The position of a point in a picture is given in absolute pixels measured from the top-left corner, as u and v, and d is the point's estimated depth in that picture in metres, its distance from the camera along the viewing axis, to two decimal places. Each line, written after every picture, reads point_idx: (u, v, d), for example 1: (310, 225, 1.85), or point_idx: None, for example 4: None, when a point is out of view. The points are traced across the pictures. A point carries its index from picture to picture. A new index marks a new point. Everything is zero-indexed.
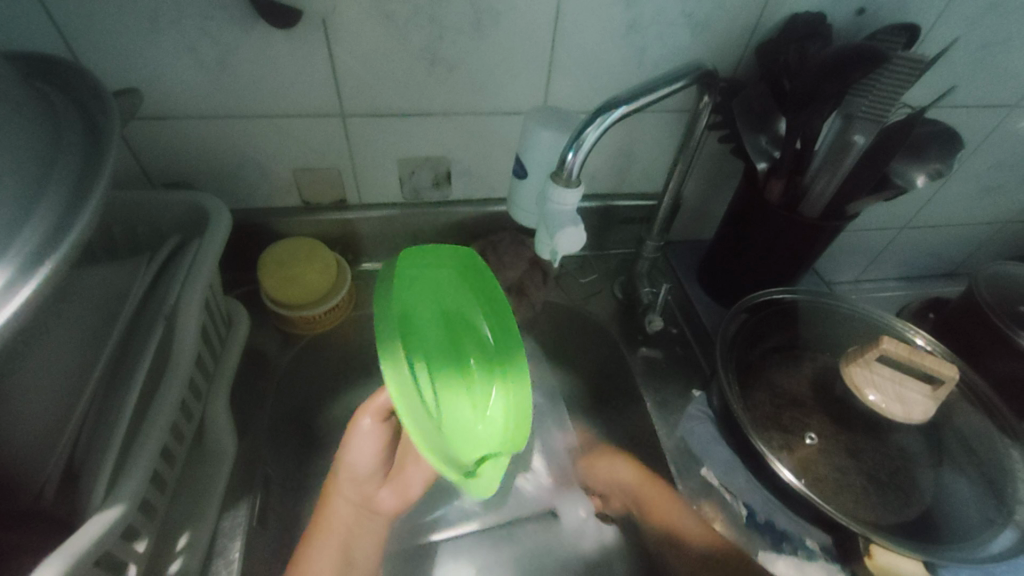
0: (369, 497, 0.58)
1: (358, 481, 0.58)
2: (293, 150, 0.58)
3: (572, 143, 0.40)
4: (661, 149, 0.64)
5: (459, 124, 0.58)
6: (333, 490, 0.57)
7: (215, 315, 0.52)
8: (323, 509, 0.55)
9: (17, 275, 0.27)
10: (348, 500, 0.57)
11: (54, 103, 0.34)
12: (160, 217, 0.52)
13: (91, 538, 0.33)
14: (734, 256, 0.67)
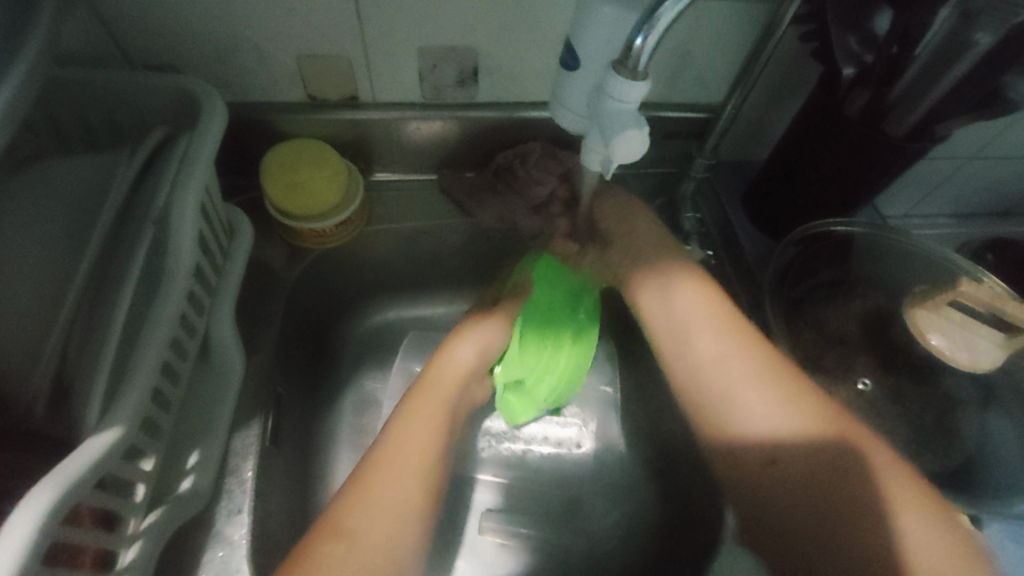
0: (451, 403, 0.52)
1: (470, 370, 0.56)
2: (294, 31, 0.49)
3: (643, 24, 0.31)
4: (724, 51, 0.54)
5: (490, 6, 0.48)
6: (438, 371, 0.54)
7: (214, 222, 0.47)
8: (421, 389, 0.52)
9: None
10: (438, 400, 0.51)
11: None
12: (144, 107, 0.45)
13: (91, 458, 0.30)
14: (788, 181, 0.58)
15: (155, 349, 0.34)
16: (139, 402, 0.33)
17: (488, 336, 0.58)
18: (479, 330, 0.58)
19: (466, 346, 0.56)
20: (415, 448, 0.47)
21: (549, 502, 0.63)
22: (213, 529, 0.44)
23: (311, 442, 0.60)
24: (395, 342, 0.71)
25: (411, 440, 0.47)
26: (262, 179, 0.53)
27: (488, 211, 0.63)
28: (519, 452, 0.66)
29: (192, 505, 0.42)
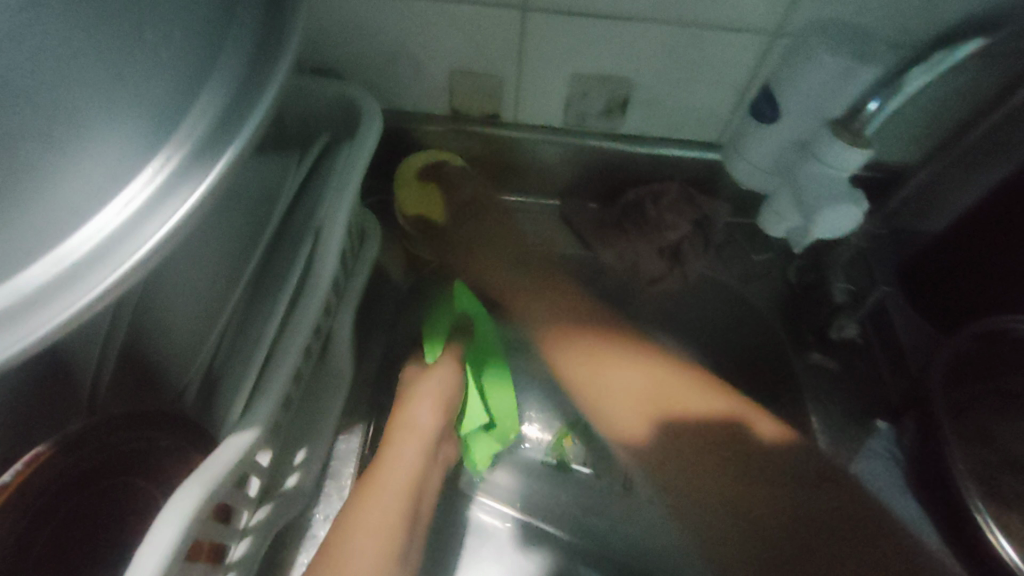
0: (424, 458, 0.47)
1: (421, 438, 0.48)
2: (456, 48, 0.49)
3: (883, 89, 0.30)
4: (921, 108, 0.47)
5: (663, 39, 0.45)
6: (392, 442, 0.47)
7: (353, 228, 0.47)
8: (382, 461, 0.46)
9: (180, 173, 0.22)
10: (408, 466, 0.46)
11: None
12: (309, 111, 0.45)
13: (230, 459, 0.31)
14: (978, 262, 0.48)
15: (292, 358, 0.35)
16: (273, 406, 0.33)
17: (443, 396, 0.51)
18: (431, 386, 0.51)
19: (421, 409, 0.49)
20: (370, 550, 0.40)
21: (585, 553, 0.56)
22: (307, 531, 0.45)
23: None
24: None
25: (364, 549, 0.40)
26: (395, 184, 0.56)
27: (612, 249, 0.60)
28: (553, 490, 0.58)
29: (295, 503, 0.43)
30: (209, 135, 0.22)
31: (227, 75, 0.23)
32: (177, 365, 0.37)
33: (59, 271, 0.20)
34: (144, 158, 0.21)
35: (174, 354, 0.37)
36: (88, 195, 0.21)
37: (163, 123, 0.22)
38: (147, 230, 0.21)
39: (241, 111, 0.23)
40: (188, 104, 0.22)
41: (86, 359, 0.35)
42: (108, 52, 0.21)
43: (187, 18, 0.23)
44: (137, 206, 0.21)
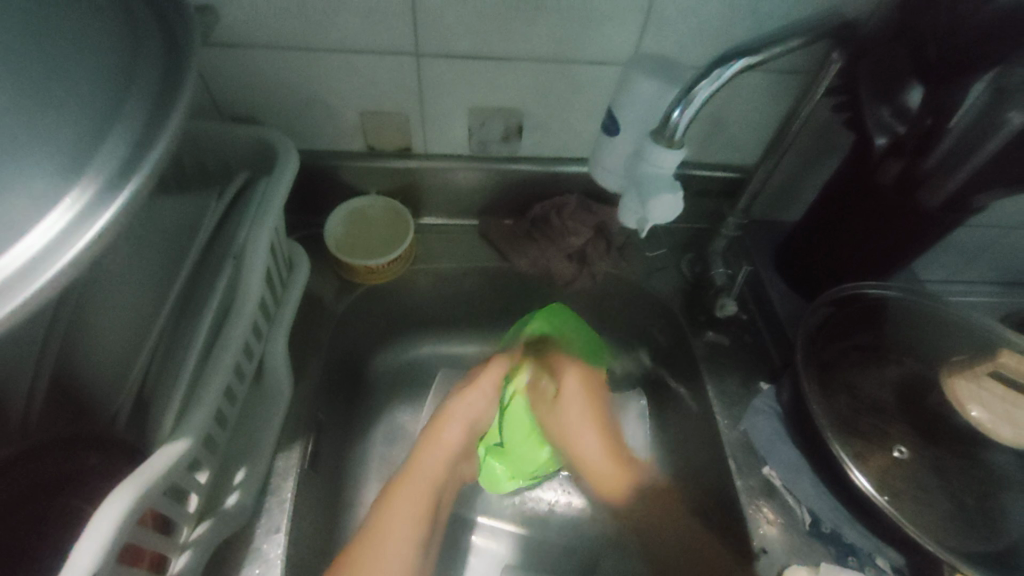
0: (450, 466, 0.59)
1: (449, 455, 0.60)
2: (361, 91, 0.55)
3: (680, 99, 0.36)
4: (757, 118, 0.57)
5: (539, 74, 0.53)
6: (422, 454, 0.58)
7: (279, 256, 0.51)
8: (412, 468, 0.56)
9: (98, 197, 0.25)
10: (436, 472, 0.57)
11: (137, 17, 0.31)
12: (230, 152, 0.50)
13: (160, 470, 0.33)
14: (820, 237, 0.59)
15: (221, 373, 0.38)
16: (205, 417, 0.37)
17: (472, 413, 0.63)
18: (456, 412, 0.62)
19: (451, 426, 0.61)
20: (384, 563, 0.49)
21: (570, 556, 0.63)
22: (251, 546, 0.46)
23: (344, 469, 0.62)
24: (429, 377, 0.74)
25: (396, 536, 0.50)
26: (333, 232, 0.63)
27: (526, 257, 0.66)
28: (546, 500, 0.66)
29: (237, 519, 0.45)
30: (119, 168, 0.26)
31: (133, 119, 0.27)
32: (107, 393, 0.40)
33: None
34: (60, 191, 0.25)
35: (101, 380, 0.39)
36: (19, 220, 0.24)
37: (74, 162, 0.26)
38: (71, 243, 0.24)
39: (148, 143, 0.27)
40: (98, 145, 0.26)
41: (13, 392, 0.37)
42: (20, 104, 0.25)
43: (88, 86, 0.27)
44: (59, 227, 0.24)
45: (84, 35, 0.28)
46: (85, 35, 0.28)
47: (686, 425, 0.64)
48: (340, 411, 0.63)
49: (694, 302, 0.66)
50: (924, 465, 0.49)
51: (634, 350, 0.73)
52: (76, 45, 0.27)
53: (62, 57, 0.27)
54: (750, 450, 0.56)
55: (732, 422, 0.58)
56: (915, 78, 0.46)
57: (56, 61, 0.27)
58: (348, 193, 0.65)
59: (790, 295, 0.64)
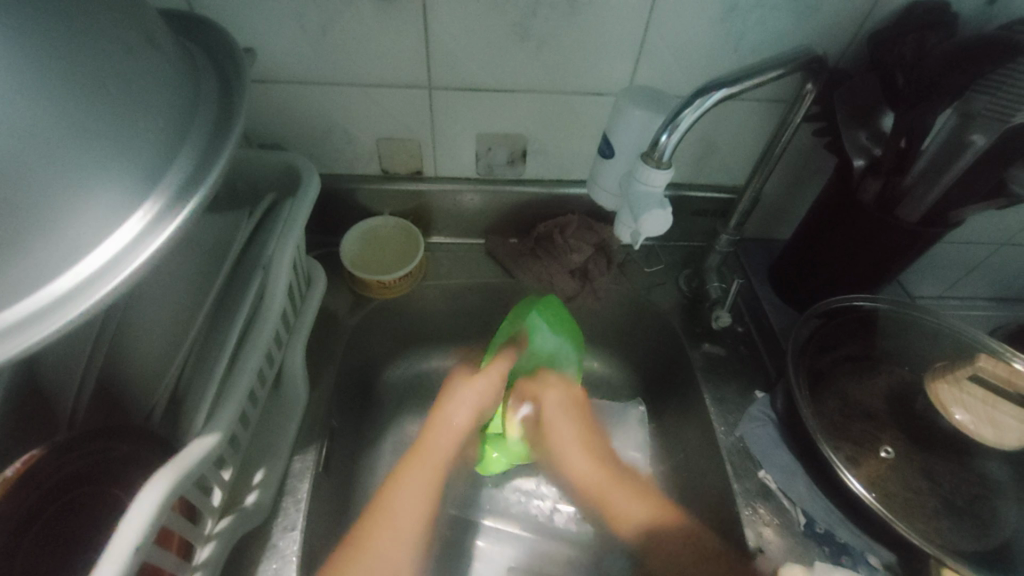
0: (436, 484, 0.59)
1: (435, 466, 0.60)
2: (378, 120, 0.59)
3: (667, 124, 0.40)
4: (744, 142, 0.62)
5: (542, 103, 0.58)
6: (406, 468, 0.58)
7: (300, 271, 0.55)
8: (393, 486, 0.57)
9: (166, 210, 0.29)
10: (419, 492, 0.57)
11: (198, 62, 0.36)
12: (257, 175, 0.54)
13: (193, 460, 0.36)
14: (808, 253, 0.62)
15: (248, 376, 0.41)
16: (234, 413, 0.40)
17: (460, 421, 0.63)
18: (443, 424, 0.62)
19: (438, 436, 0.61)
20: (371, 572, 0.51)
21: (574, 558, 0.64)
22: (269, 542, 0.49)
23: (355, 476, 0.65)
24: (437, 389, 0.76)
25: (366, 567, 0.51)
26: (350, 251, 0.67)
27: (530, 273, 0.69)
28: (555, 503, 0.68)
29: (255, 517, 0.47)
30: (183, 185, 0.30)
31: (195, 145, 0.32)
32: (145, 391, 0.44)
33: (73, 282, 0.27)
34: (134, 203, 0.29)
35: (142, 379, 0.44)
36: (98, 227, 0.28)
37: (145, 179, 0.29)
38: (142, 249, 0.28)
39: (207, 167, 0.31)
40: (166, 165, 0.30)
41: (65, 389, 0.42)
42: (111, 115, 0.28)
43: (159, 109, 0.30)
44: (133, 234, 0.28)
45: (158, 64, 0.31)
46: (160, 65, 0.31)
47: (685, 434, 0.66)
48: (352, 419, 0.66)
49: (691, 315, 0.69)
50: (917, 468, 0.51)
51: (635, 362, 0.76)
52: (140, 65, 0.30)
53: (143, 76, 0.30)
54: (745, 455, 0.58)
55: (727, 428, 0.60)
56: (888, 106, 0.51)
57: (138, 77, 0.30)
58: (362, 214, 0.69)
59: (783, 309, 0.67)
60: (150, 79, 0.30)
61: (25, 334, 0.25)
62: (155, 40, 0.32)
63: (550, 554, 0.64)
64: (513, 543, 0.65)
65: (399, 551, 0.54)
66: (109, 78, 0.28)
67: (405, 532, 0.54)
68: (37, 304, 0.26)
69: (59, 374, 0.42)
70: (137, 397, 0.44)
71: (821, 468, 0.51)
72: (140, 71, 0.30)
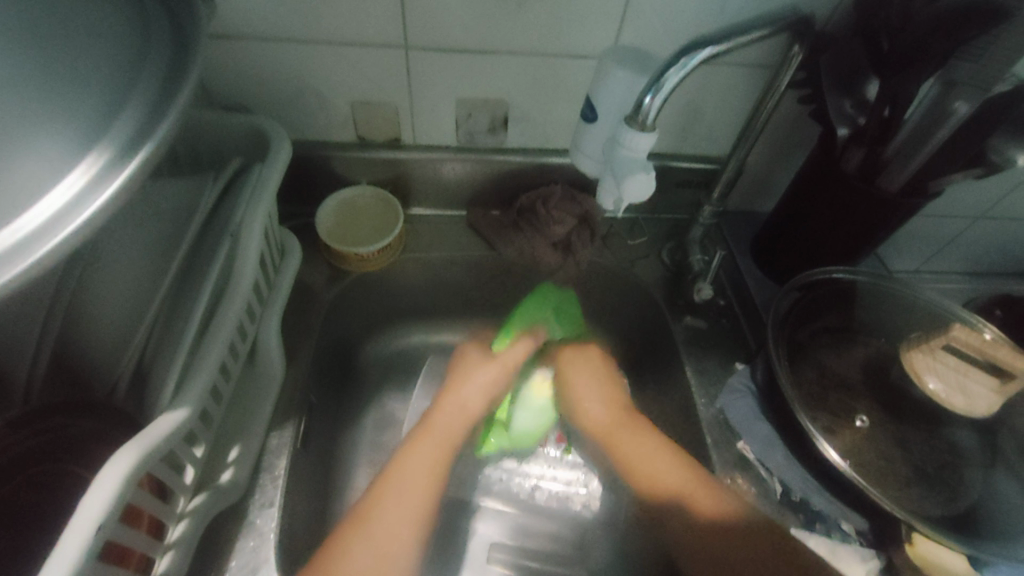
0: (444, 463, 0.54)
1: (443, 443, 0.55)
2: (352, 82, 0.57)
3: (651, 85, 0.38)
4: (730, 111, 0.61)
5: (523, 66, 0.56)
6: (415, 444, 0.54)
7: (272, 242, 0.53)
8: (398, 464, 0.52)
9: (114, 163, 0.27)
10: (426, 468, 0.52)
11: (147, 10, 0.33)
12: (224, 140, 0.51)
13: (160, 436, 0.35)
14: (790, 225, 0.62)
15: (218, 349, 0.40)
16: (203, 387, 0.38)
17: (468, 397, 0.60)
18: (452, 402, 0.59)
19: (444, 414, 0.58)
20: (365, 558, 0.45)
21: (556, 533, 0.64)
22: (246, 519, 0.48)
23: (335, 452, 0.64)
24: (418, 364, 0.75)
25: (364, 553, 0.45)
26: (326, 222, 0.64)
27: (512, 245, 0.68)
28: (536, 481, 0.68)
29: (231, 494, 0.46)
30: (131, 139, 0.28)
31: (144, 97, 0.29)
32: (107, 366, 0.42)
33: (6, 243, 0.24)
34: (76, 157, 0.26)
35: (103, 352, 0.41)
36: (36, 183, 0.25)
37: (89, 133, 0.27)
38: (90, 203, 0.25)
39: (158, 117, 0.29)
40: (112, 118, 0.28)
41: (17, 364, 0.39)
42: (50, 75, 0.27)
43: (100, 60, 0.28)
44: (77, 189, 0.26)
45: (102, 23, 0.29)
46: (104, 24, 0.30)
47: (666, 407, 0.67)
48: (331, 396, 0.65)
49: (674, 288, 0.68)
50: (890, 436, 0.52)
51: (618, 337, 0.76)
52: (70, 15, 0.28)
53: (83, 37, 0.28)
54: (724, 427, 0.58)
55: (707, 400, 0.60)
56: (873, 72, 0.49)
57: (75, 38, 0.28)
58: (338, 184, 0.67)
59: (764, 282, 0.67)
60: (87, 31, 0.29)
61: None
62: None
63: (532, 530, 0.65)
64: (495, 521, 0.65)
65: (404, 531, 0.47)
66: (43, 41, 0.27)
67: (416, 509, 0.49)
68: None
69: (8, 351, 0.39)
70: (98, 371, 0.42)
71: (799, 438, 0.51)
72: (75, 23, 0.28)
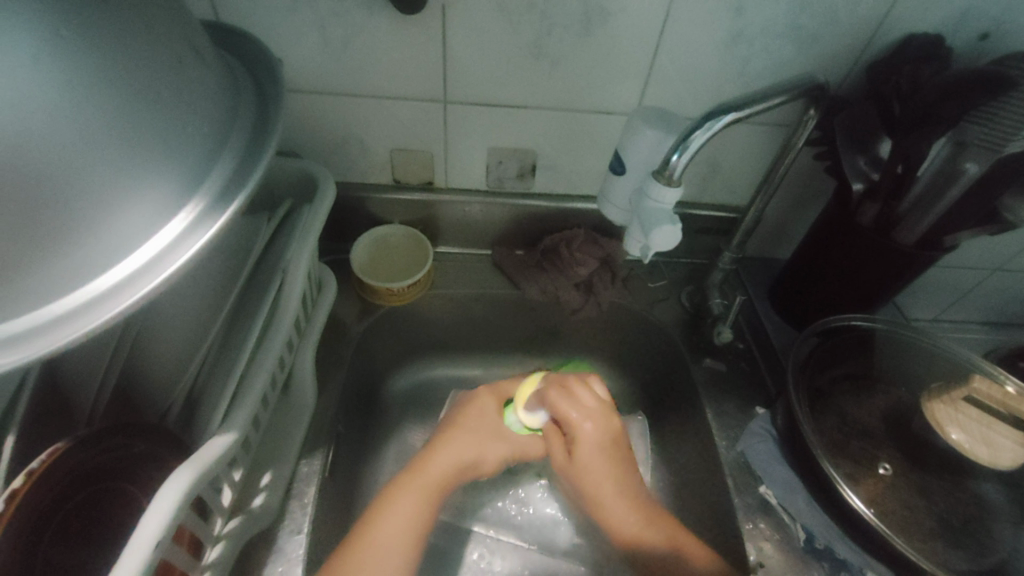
0: (429, 504, 0.53)
1: (437, 479, 0.55)
2: (393, 131, 0.61)
3: (678, 146, 0.41)
4: (747, 165, 0.64)
5: (553, 119, 0.60)
6: (401, 483, 0.54)
7: (312, 277, 0.56)
8: (387, 499, 0.52)
9: (208, 210, 0.31)
10: (409, 507, 0.52)
11: (237, 77, 0.38)
12: (277, 182, 0.56)
13: (210, 457, 0.37)
14: (808, 273, 0.64)
15: (263, 377, 0.42)
16: (248, 413, 0.41)
17: (461, 453, 0.58)
18: (450, 444, 0.58)
19: (444, 458, 0.57)
20: None
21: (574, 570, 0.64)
22: (275, 545, 0.49)
23: (358, 483, 0.65)
24: (440, 398, 0.77)
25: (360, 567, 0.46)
26: (360, 258, 0.68)
27: (536, 285, 0.70)
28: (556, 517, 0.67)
29: (263, 519, 0.48)
30: (223, 191, 0.32)
31: (232, 156, 0.33)
32: (162, 391, 0.45)
33: (119, 278, 0.29)
34: (180, 203, 0.30)
35: (162, 377, 0.45)
36: (146, 225, 0.29)
37: (187, 185, 0.31)
38: (187, 245, 0.30)
39: (245, 172, 0.33)
40: (205, 172, 0.32)
41: (85, 387, 0.43)
42: (165, 117, 0.30)
43: (202, 113, 0.32)
44: (178, 232, 0.30)
45: (203, 76, 0.33)
46: (205, 77, 0.33)
47: (685, 449, 0.67)
48: (356, 425, 0.67)
49: (693, 331, 0.70)
50: (914, 486, 0.52)
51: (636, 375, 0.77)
52: (185, 64, 0.31)
53: (188, 84, 0.31)
54: (746, 470, 0.59)
55: (727, 443, 0.61)
56: (885, 131, 0.52)
57: (184, 85, 0.31)
58: (373, 223, 0.71)
59: (783, 327, 0.69)
60: (194, 86, 0.32)
61: (74, 325, 0.28)
62: (198, 47, 0.33)
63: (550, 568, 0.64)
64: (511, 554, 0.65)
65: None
66: (159, 86, 0.30)
67: (405, 543, 0.50)
68: (82, 298, 0.28)
69: (81, 374, 0.43)
70: (154, 396, 0.45)
71: (819, 484, 0.52)
72: (187, 80, 0.31)
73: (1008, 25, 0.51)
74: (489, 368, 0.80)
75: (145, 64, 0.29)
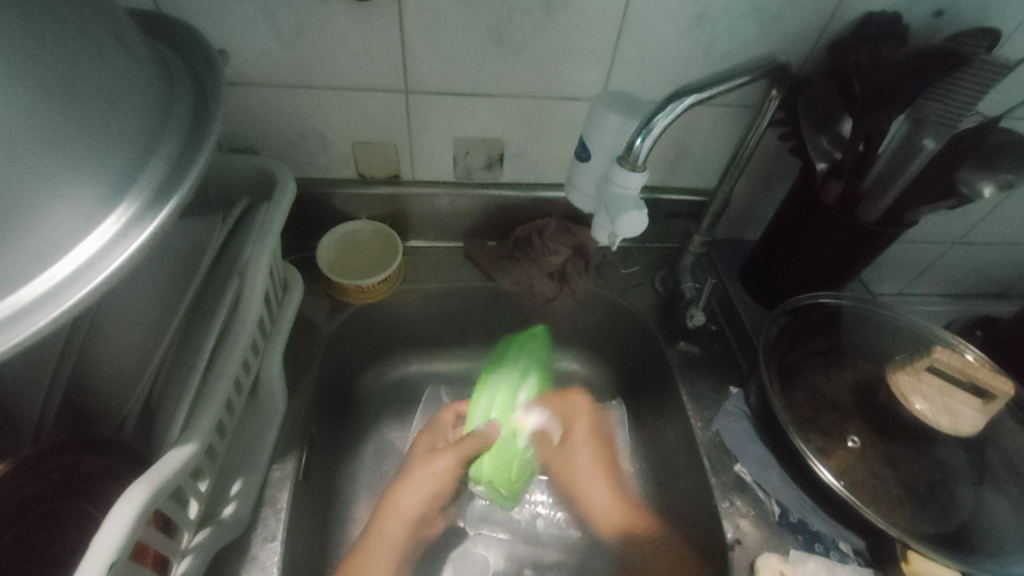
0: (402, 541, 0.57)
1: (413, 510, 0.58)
2: (354, 123, 0.59)
3: (641, 129, 0.41)
4: (714, 147, 0.64)
5: (517, 106, 0.59)
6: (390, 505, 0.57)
7: (275, 277, 0.54)
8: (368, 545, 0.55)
9: (143, 213, 0.29)
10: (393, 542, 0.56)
11: (173, 70, 0.36)
12: (233, 180, 0.53)
13: (168, 471, 0.35)
14: (777, 253, 0.64)
15: (224, 384, 0.40)
16: (210, 421, 0.39)
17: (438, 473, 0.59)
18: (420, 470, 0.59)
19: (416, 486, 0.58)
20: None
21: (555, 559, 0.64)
22: (248, 555, 0.48)
23: (336, 485, 0.64)
24: (417, 393, 0.76)
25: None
26: (326, 256, 0.66)
27: (510, 277, 0.69)
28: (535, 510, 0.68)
29: (233, 530, 0.46)
30: (157, 193, 0.30)
31: (167, 157, 0.31)
32: (119, 403, 0.43)
33: (40, 292, 0.26)
34: (108, 207, 0.29)
35: (115, 388, 0.43)
36: (73, 231, 0.28)
37: (116, 188, 0.29)
38: (120, 251, 0.28)
39: (181, 173, 0.31)
40: (136, 174, 0.30)
41: (34, 402, 0.41)
42: (88, 118, 0.28)
43: (133, 111, 0.30)
44: (108, 238, 0.28)
45: (134, 71, 0.31)
46: (135, 72, 0.31)
47: (663, 434, 0.67)
48: (332, 427, 0.65)
49: (667, 315, 0.70)
50: (883, 457, 0.53)
51: (614, 362, 0.77)
52: (111, 57, 0.30)
53: (114, 80, 0.29)
54: (721, 450, 0.59)
55: (702, 426, 0.61)
56: (846, 111, 0.52)
57: (108, 81, 0.29)
58: (340, 219, 0.69)
59: (753, 307, 0.70)
60: (122, 82, 0.30)
61: None
62: (124, 37, 0.31)
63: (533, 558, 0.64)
64: (492, 548, 0.65)
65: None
66: (80, 84, 0.28)
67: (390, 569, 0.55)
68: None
69: (29, 390, 0.41)
70: (109, 408, 0.43)
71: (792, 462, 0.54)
72: (111, 74, 0.29)
73: (960, 2, 0.52)
74: (467, 363, 0.79)
75: (59, 60, 0.27)
